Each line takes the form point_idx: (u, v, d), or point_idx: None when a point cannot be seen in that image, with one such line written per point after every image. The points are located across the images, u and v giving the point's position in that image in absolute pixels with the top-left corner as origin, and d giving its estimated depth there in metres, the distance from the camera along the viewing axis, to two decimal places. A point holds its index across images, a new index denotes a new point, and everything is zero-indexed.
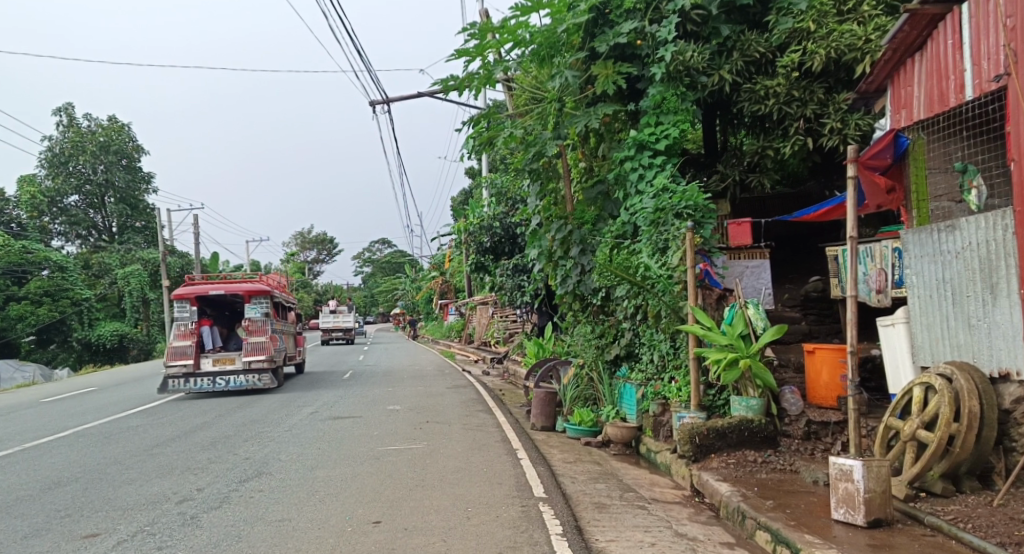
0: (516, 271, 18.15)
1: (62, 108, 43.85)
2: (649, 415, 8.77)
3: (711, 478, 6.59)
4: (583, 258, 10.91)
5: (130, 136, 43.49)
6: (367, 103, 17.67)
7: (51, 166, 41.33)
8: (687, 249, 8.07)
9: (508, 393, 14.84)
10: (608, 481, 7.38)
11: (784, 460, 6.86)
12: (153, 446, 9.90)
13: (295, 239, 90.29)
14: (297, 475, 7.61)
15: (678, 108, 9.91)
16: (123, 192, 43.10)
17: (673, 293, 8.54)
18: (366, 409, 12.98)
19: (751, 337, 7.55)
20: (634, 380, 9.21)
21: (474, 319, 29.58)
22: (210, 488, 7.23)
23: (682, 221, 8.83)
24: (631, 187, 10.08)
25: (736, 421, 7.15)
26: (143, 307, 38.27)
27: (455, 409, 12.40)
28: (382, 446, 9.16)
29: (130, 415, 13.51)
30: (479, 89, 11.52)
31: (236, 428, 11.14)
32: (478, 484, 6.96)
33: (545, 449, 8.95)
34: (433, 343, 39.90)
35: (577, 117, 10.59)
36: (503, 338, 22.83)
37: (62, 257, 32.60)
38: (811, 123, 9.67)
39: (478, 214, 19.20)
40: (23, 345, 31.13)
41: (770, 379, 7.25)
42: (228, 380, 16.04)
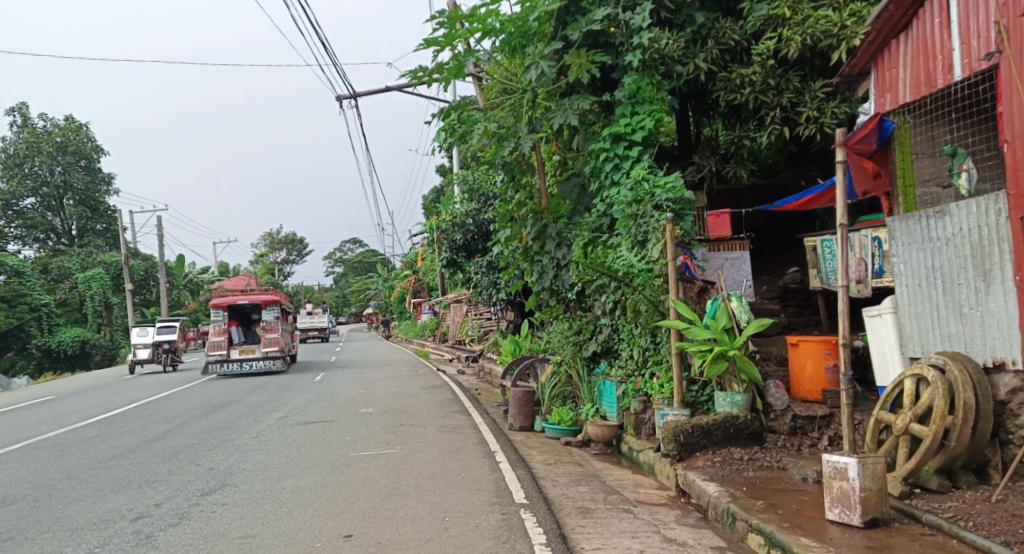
0: (491, 268, 17.84)
1: (16, 108, 42.46)
2: (630, 413, 8.50)
3: (697, 478, 6.36)
4: (558, 252, 10.66)
5: (89, 136, 42.24)
6: (333, 98, 17.19)
7: (6, 169, 40.01)
8: (668, 240, 7.76)
9: (485, 392, 14.57)
10: (591, 483, 7.12)
11: (771, 457, 6.67)
12: (112, 457, 9.47)
13: (264, 240, 89.04)
14: (264, 486, 7.26)
15: (654, 97, 9.68)
16: (82, 194, 41.95)
17: (654, 287, 8.31)
18: (337, 413, 12.59)
19: (734, 330, 7.36)
20: (614, 377, 8.98)
21: (448, 317, 29.30)
22: (169, 504, 6.87)
23: (663, 212, 8.62)
24: (607, 179, 9.83)
25: (722, 418, 6.95)
26: (106, 311, 37.33)
27: (430, 410, 12.09)
28: (354, 452, 8.81)
29: (90, 425, 13.00)
30: (448, 81, 11.17)
31: (201, 436, 10.71)
32: (456, 491, 6.67)
33: (524, 450, 8.68)
34: (406, 342, 39.47)
35: (550, 108, 10.30)
36: (478, 336, 22.62)
37: (19, 262, 31.56)
38: (788, 112, 9.48)
39: (451, 211, 18.86)
40: None
41: (755, 373, 7.06)
42: (252, 365, 21.62)
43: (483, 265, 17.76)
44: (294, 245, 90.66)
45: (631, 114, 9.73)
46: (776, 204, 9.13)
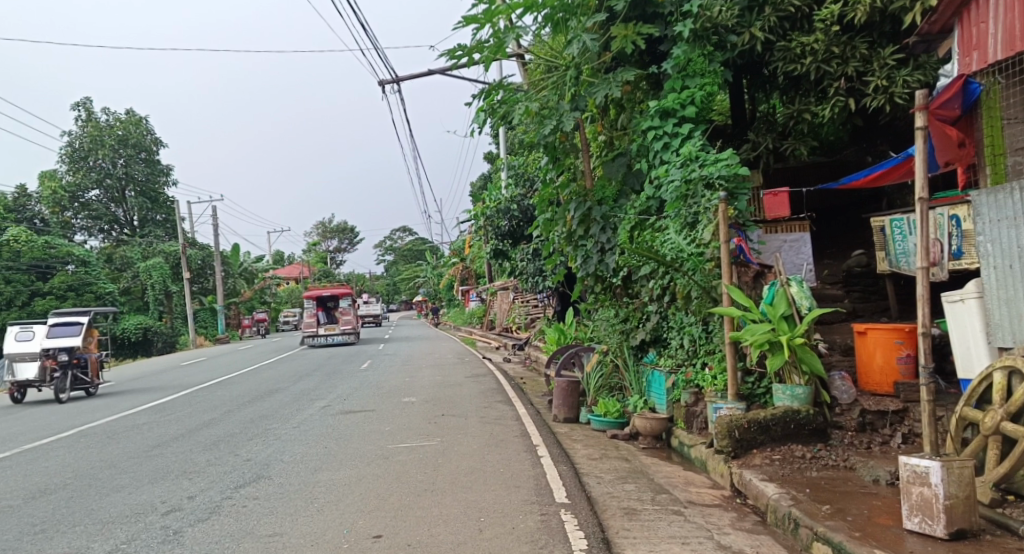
0: (536, 255, 17.34)
1: (80, 102, 43.56)
2: (680, 405, 8.05)
3: (754, 477, 5.88)
4: (603, 236, 10.08)
5: (149, 129, 43.16)
6: (376, 82, 16.94)
7: (72, 162, 41.23)
8: (720, 221, 7.26)
9: (530, 381, 14.22)
10: (638, 481, 6.67)
11: (837, 455, 6.13)
12: (155, 446, 9.38)
13: (317, 229, 90.48)
14: (298, 480, 7.02)
15: (706, 70, 9.23)
16: (143, 185, 42.98)
17: (705, 271, 7.78)
18: (380, 402, 12.38)
19: (794, 317, 6.76)
20: (663, 366, 8.52)
21: (495, 304, 29.05)
22: (201, 497, 6.68)
23: (715, 192, 8.03)
24: (655, 159, 9.30)
25: (780, 414, 6.42)
26: (166, 299, 38.28)
27: (473, 400, 11.77)
28: (393, 443, 8.54)
29: (140, 412, 13.03)
30: (488, 60, 10.75)
31: (244, 425, 10.59)
32: (494, 488, 6.31)
33: (568, 443, 8.27)
34: (454, 329, 39.42)
35: (595, 87, 9.79)
36: (525, 323, 22.29)
37: (85, 253, 32.51)
38: (854, 81, 8.80)
39: (495, 197, 18.48)
40: None
41: (818, 365, 6.50)
42: (335, 338, 29.63)
43: (528, 251, 17.33)
44: (346, 234, 91.79)
45: (680, 88, 9.27)
46: (843, 181, 8.36)
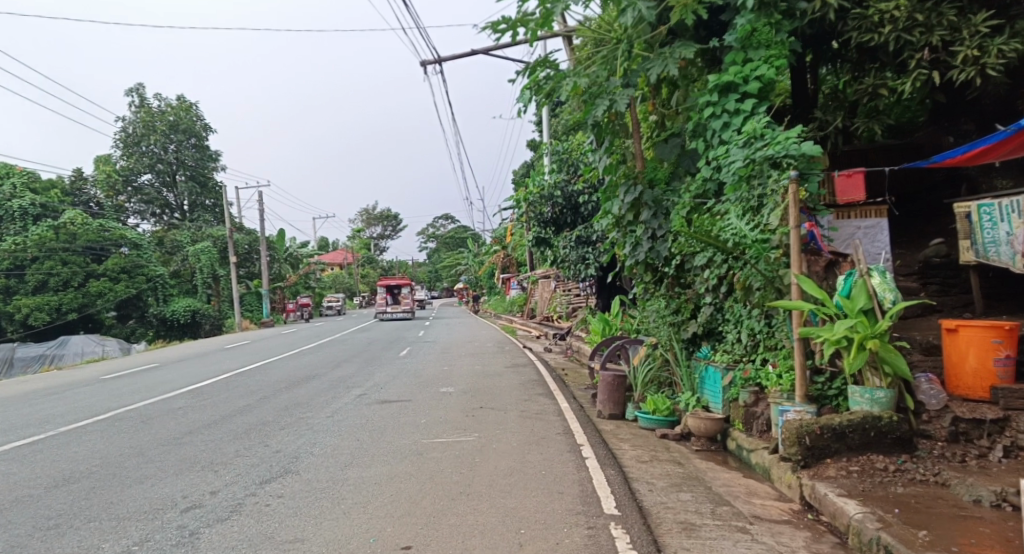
0: (581, 242, 16.52)
1: (132, 88, 44.22)
2: (738, 405, 7.37)
3: (830, 492, 5.27)
4: (654, 222, 9.35)
5: (198, 115, 43.57)
6: (418, 62, 16.42)
7: (125, 147, 41.83)
8: (791, 203, 6.53)
9: (573, 373, 13.60)
10: (694, 490, 6.03)
11: (925, 470, 5.48)
12: (186, 433, 8.94)
13: (360, 216, 91.07)
14: (327, 476, 6.54)
15: (772, 41, 8.49)
16: (192, 170, 43.43)
17: (769, 260, 7.10)
18: (417, 392, 11.88)
19: (876, 312, 6.05)
20: (717, 362, 7.85)
21: (536, 293, 28.55)
22: (224, 492, 6.16)
23: (783, 172, 7.25)
24: (713, 139, 8.59)
25: (858, 419, 5.74)
26: (214, 283, 38.58)
27: (513, 392, 11.22)
28: (428, 438, 8.03)
29: (176, 396, 12.72)
30: (535, 32, 10.11)
31: (277, 414, 10.15)
32: (537, 494, 5.76)
33: (614, 444, 7.67)
34: (495, 317, 39.10)
35: (650, 61, 9.13)
36: (566, 313, 21.69)
37: (136, 236, 32.91)
38: (939, 52, 8.02)
39: (539, 182, 17.81)
40: (108, 320, 31.10)
41: (903, 366, 5.80)
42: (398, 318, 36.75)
43: (572, 238, 16.62)
44: (389, 221, 92.04)
45: (742, 61, 8.57)
46: (934, 159, 7.74)
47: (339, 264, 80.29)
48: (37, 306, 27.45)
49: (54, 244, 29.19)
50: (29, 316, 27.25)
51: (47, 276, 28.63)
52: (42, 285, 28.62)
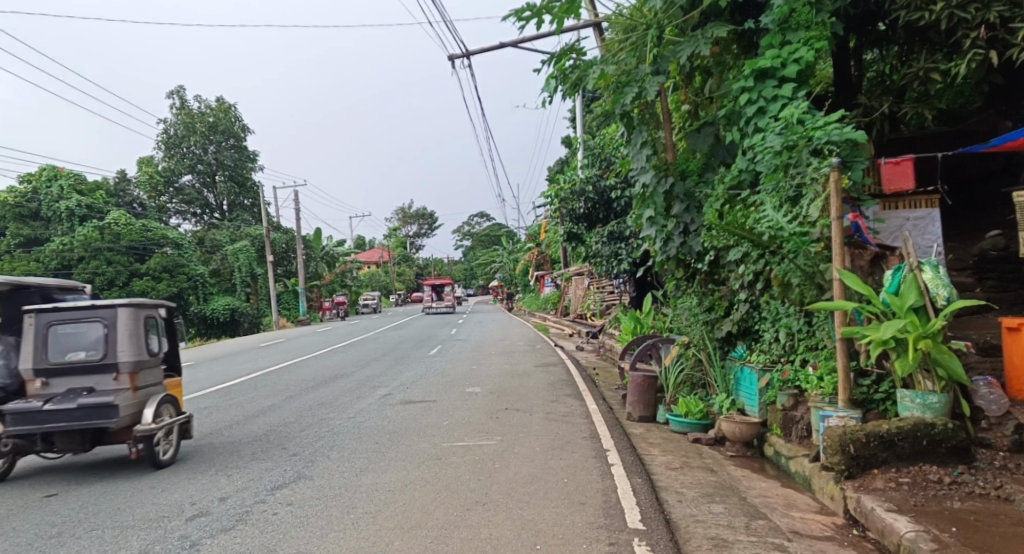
0: (614, 238, 16.08)
1: (173, 91, 44.90)
2: (775, 409, 6.91)
3: (878, 507, 4.83)
4: (687, 216, 8.95)
5: (237, 116, 43.97)
6: (447, 56, 16.11)
7: (166, 148, 42.43)
8: (833, 192, 6.04)
9: (604, 373, 13.22)
10: (728, 501, 5.60)
11: (984, 482, 5.05)
12: (207, 433, 8.73)
13: (396, 215, 91.56)
14: (340, 482, 6.25)
15: (812, 22, 7.90)
16: (231, 170, 43.86)
17: (809, 255, 6.65)
18: (444, 392, 11.59)
19: (928, 310, 5.55)
20: (754, 362, 7.43)
21: (569, 291, 28.18)
22: (233, 498, 5.90)
23: (824, 159, 6.75)
24: (748, 126, 8.11)
25: (908, 426, 5.29)
26: (251, 282, 38.91)
27: (541, 392, 10.87)
28: (449, 442, 7.71)
29: (204, 395, 12.61)
30: (561, 20, 9.73)
31: (300, 414, 9.93)
32: (558, 504, 5.40)
33: (644, 449, 7.27)
34: (529, 315, 38.82)
35: (681, 45, 8.66)
36: (600, 311, 21.29)
37: (177, 235, 33.22)
38: (996, 30, 7.52)
39: (571, 178, 17.38)
40: None
41: (960, 369, 5.31)
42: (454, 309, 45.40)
43: (605, 234, 16.16)
44: (424, 219, 92.34)
45: (780, 44, 8.08)
46: (995, 141, 7.27)
47: (375, 262, 80.81)
48: None
49: (100, 243, 29.70)
50: None
51: (92, 275, 29.07)
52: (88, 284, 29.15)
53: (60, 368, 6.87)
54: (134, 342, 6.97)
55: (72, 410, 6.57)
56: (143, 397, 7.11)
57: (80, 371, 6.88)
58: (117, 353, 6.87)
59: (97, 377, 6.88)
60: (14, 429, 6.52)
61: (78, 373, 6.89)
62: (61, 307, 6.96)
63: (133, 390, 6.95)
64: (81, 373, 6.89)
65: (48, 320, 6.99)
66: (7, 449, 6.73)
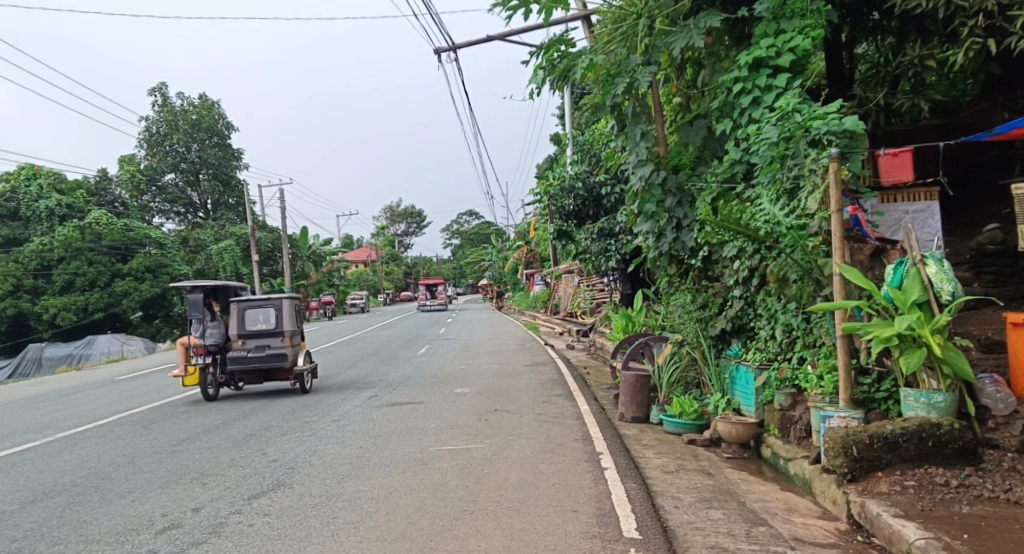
0: (603, 234, 15.89)
1: (156, 88, 44.37)
2: (773, 409, 6.70)
3: (884, 512, 4.61)
4: (679, 210, 8.72)
5: (220, 113, 43.49)
6: (433, 50, 15.83)
7: (148, 146, 41.89)
8: (833, 184, 5.82)
9: (595, 372, 13.00)
10: (726, 507, 5.37)
11: (993, 484, 4.84)
12: (185, 439, 8.42)
13: (384, 214, 91.13)
14: (321, 489, 5.98)
15: (807, 10, 7.72)
16: (215, 169, 43.36)
17: (807, 249, 6.43)
18: (431, 393, 11.33)
19: (932, 305, 5.34)
20: (749, 361, 7.21)
21: (558, 289, 27.98)
22: (207, 509, 5.61)
23: (822, 150, 6.54)
24: (742, 118, 7.89)
25: (914, 427, 5.08)
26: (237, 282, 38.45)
27: (531, 393, 10.64)
28: (436, 445, 7.45)
29: (185, 398, 12.27)
30: (549, 10, 9.48)
31: (283, 417, 9.64)
32: (550, 512, 5.16)
33: (637, 451, 7.03)
34: (519, 313, 38.59)
35: (673, 35, 8.45)
36: (590, 309, 21.07)
37: (160, 235, 32.74)
38: (994, 18, 7.38)
39: (559, 174, 17.13)
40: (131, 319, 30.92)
41: (966, 367, 5.09)
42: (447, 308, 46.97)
43: (594, 231, 15.97)
44: (412, 218, 91.89)
45: (774, 33, 7.86)
46: (998, 129, 7.04)
47: (363, 261, 80.37)
48: (63, 306, 27.38)
49: (81, 244, 29.23)
50: (56, 316, 27.25)
51: (73, 276, 28.58)
52: (69, 285, 28.65)
53: (248, 332, 11.56)
54: (289, 320, 11.80)
55: (263, 354, 11.36)
56: (295, 350, 11.86)
57: (259, 334, 11.56)
58: (283, 326, 11.62)
59: (271, 339, 11.58)
60: (232, 366, 11.47)
61: (261, 336, 11.56)
62: (250, 298, 11.78)
63: (292, 345, 11.66)
64: (262, 336, 11.63)
65: (242, 304, 11.78)
66: (223, 380, 11.64)
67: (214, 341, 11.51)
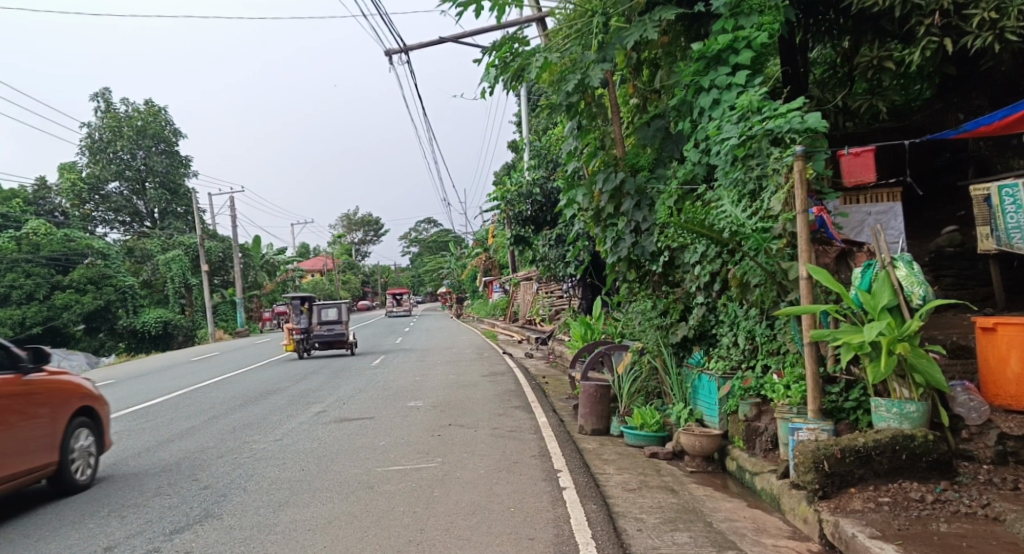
0: (561, 240, 15.59)
1: (99, 94, 42.89)
2: (738, 420, 6.37)
3: (859, 532, 4.30)
4: (638, 213, 8.38)
5: (167, 120, 42.19)
6: (383, 52, 15.31)
7: (91, 154, 40.39)
8: (798, 185, 5.53)
9: (553, 381, 12.65)
10: (692, 528, 5.03)
11: (971, 499, 4.57)
12: (111, 464, 7.79)
13: (341, 222, 89.89)
14: (253, 521, 5.46)
15: (764, 5, 7.48)
16: (163, 177, 42.03)
17: (771, 252, 6.15)
18: (383, 407, 10.84)
19: (903, 309, 5.09)
20: (712, 369, 6.89)
21: (517, 297, 27.70)
22: (122, 548, 5.06)
23: (785, 148, 6.30)
24: (701, 118, 7.63)
25: (887, 439, 4.79)
26: (187, 292, 37.21)
27: (487, 405, 10.23)
28: (383, 466, 6.98)
29: (119, 417, 11.54)
30: (500, 8, 9.09)
31: (222, 437, 9.05)
32: (504, 542, 4.74)
33: (597, 467, 6.66)
34: (478, 321, 38.28)
35: (629, 31, 8.14)
36: (549, 316, 20.76)
37: (104, 245, 31.46)
38: (951, 17, 7.16)
39: (515, 180, 16.72)
40: (75, 332, 29.62)
41: (939, 376, 4.83)
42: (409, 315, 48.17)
43: (552, 237, 15.67)
44: (370, 226, 90.79)
45: (732, 29, 7.59)
46: (966, 127, 6.93)
47: (319, 271, 79.10)
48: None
49: (16, 255, 27.88)
50: None
51: (10, 288, 27.24)
52: (4, 298, 27.24)
53: (322, 320, 20.45)
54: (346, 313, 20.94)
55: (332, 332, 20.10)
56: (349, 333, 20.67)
57: (329, 321, 20.55)
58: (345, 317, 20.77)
59: (337, 323, 20.64)
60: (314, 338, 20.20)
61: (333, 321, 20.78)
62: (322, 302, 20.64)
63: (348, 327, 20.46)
64: (330, 323, 20.49)
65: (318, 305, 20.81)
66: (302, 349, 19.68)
67: (304, 324, 20.46)
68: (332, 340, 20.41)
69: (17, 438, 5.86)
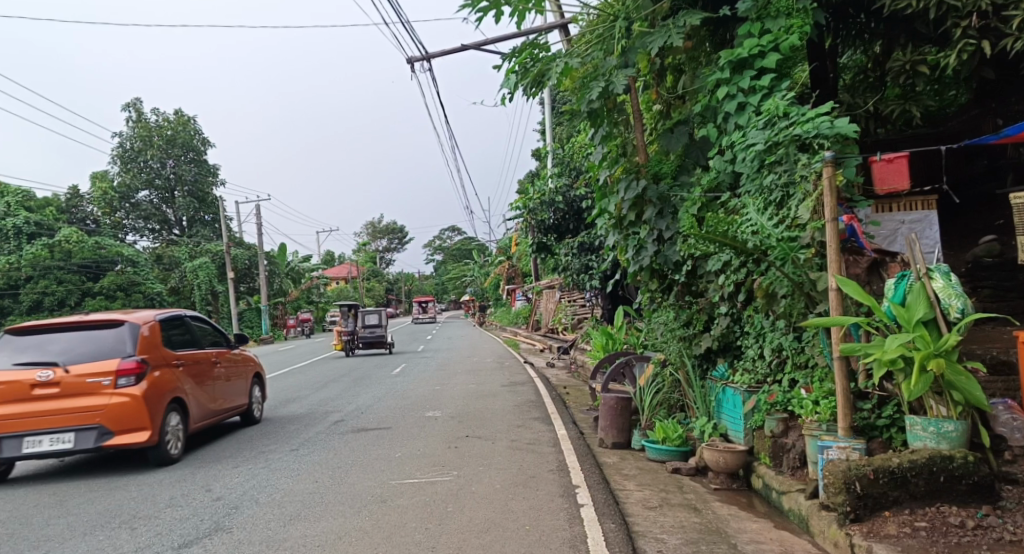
0: (583, 249, 15.38)
1: (131, 104, 43.55)
2: (763, 435, 6.12)
3: None
4: (660, 222, 8.18)
5: (197, 129, 42.68)
6: (405, 61, 15.26)
7: (122, 162, 40.98)
8: (827, 192, 5.32)
9: (574, 392, 12.45)
10: (716, 550, 4.80)
11: (1015, 525, 4.30)
12: (126, 472, 7.73)
13: (366, 230, 90.42)
14: (262, 535, 5.32)
15: (792, 8, 7.26)
16: (191, 186, 42.51)
17: (798, 263, 5.92)
18: (401, 417, 10.71)
19: (939, 323, 4.83)
20: (736, 382, 6.66)
21: (540, 306, 27.53)
22: None
23: (813, 155, 6.07)
24: (725, 124, 7.42)
25: (923, 460, 4.54)
26: (213, 299, 37.49)
27: (506, 416, 10.06)
28: (398, 479, 6.83)
29: None
30: (522, 14, 8.94)
31: (239, 445, 8.98)
32: None
33: (618, 483, 6.45)
34: (501, 330, 38.12)
35: (652, 36, 7.96)
36: (571, 325, 20.54)
37: (133, 253, 31.83)
38: (989, 18, 6.89)
39: (538, 188, 16.54)
40: None
41: (979, 394, 4.56)
42: None
43: (574, 246, 15.47)
44: (394, 235, 91.20)
45: (759, 33, 7.38)
46: (1005, 132, 6.61)
47: (344, 279, 79.56)
48: None
49: (49, 262, 28.30)
50: None
51: (42, 295, 27.60)
52: (37, 305, 27.52)
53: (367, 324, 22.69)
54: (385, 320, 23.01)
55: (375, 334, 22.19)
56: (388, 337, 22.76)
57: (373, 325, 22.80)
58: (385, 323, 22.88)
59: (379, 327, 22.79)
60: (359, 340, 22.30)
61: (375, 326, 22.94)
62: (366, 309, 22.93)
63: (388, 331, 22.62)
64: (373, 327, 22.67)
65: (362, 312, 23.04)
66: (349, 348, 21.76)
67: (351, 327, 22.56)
68: (374, 342, 22.52)
69: (225, 386, 9.27)
